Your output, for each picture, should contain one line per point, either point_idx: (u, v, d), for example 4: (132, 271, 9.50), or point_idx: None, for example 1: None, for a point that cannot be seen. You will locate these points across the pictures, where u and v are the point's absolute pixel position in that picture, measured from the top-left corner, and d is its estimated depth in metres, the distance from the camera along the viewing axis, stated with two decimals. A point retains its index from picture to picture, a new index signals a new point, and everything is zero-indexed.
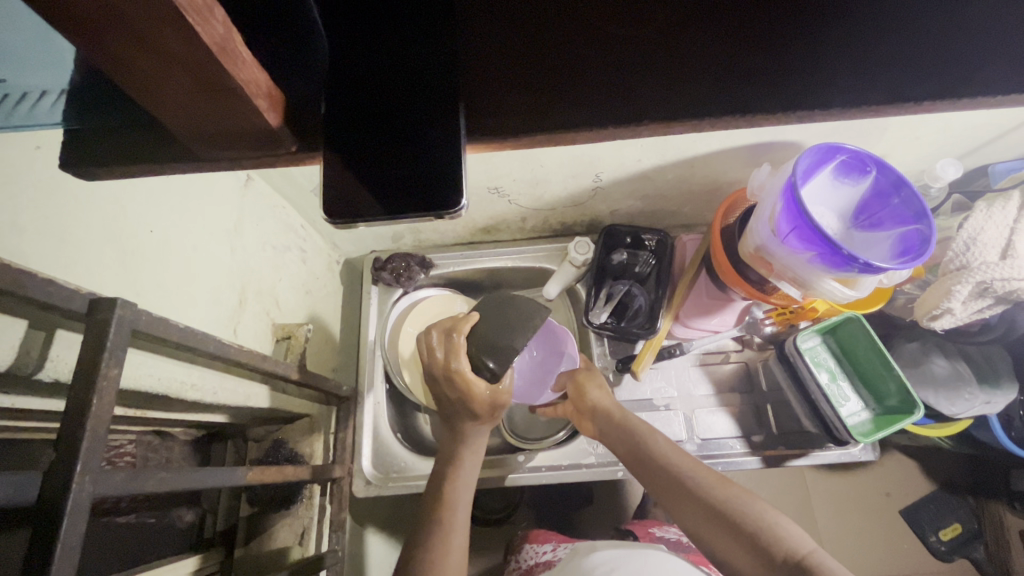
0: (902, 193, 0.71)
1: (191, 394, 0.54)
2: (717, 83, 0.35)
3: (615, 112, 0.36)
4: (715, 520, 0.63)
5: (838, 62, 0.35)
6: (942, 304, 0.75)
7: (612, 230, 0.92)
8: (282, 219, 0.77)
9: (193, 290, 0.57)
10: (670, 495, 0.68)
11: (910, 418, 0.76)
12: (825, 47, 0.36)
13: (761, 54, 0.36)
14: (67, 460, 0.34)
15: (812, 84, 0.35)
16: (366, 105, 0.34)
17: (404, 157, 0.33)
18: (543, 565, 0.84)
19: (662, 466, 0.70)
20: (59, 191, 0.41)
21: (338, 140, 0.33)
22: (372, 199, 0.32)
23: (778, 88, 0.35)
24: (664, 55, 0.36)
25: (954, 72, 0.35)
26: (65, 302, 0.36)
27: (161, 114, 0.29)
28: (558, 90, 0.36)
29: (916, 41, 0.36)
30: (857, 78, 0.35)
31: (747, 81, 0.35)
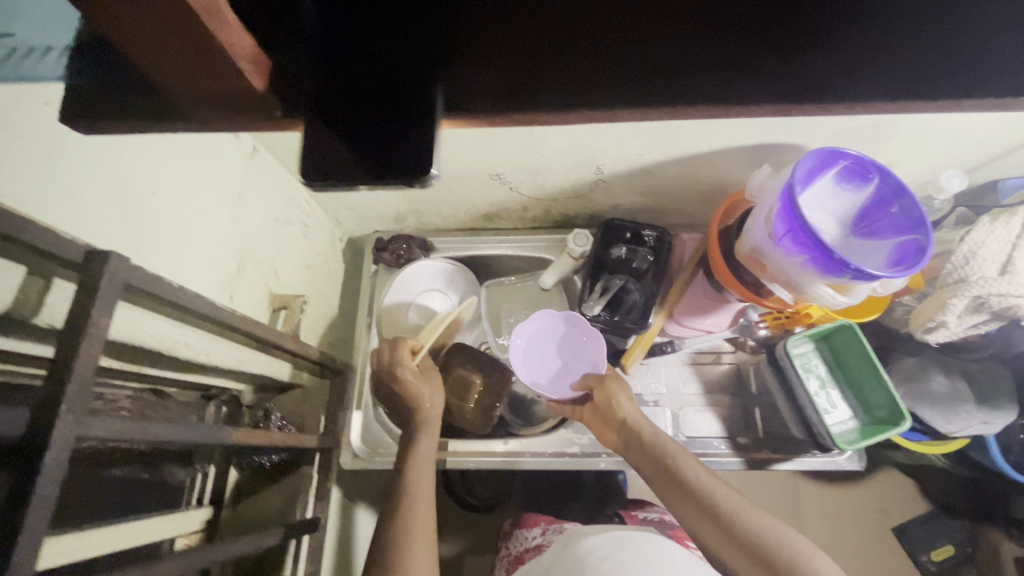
0: (902, 201, 0.70)
1: (184, 352, 0.56)
2: (726, 70, 0.33)
3: (611, 92, 0.33)
4: (742, 550, 0.64)
5: (862, 55, 0.33)
6: (936, 317, 0.74)
7: (612, 224, 0.93)
8: (286, 192, 0.79)
9: (192, 256, 0.59)
10: (700, 522, 0.67)
11: (898, 428, 0.76)
12: (849, 37, 0.33)
13: (778, 40, 0.33)
14: (52, 400, 0.36)
15: (828, 75, 0.33)
16: (343, 56, 0.32)
17: (379, 125, 0.31)
18: (532, 553, 0.86)
19: (688, 491, 0.69)
20: (60, 144, 0.43)
21: (313, 94, 0.32)
22: (342, 166, 0.31)
23: (789, 74, 0.33)
24: (673, 36, 0.33)
25: (993, 72, 0.32)
26: (61, 250, 0.38)
27: (147, 67, 0.29)
28: (542, 73, 0.33)
29: (951, 36, 0.33)
30: (871, 72, 0.33)
31: (753, 69, 0.33)
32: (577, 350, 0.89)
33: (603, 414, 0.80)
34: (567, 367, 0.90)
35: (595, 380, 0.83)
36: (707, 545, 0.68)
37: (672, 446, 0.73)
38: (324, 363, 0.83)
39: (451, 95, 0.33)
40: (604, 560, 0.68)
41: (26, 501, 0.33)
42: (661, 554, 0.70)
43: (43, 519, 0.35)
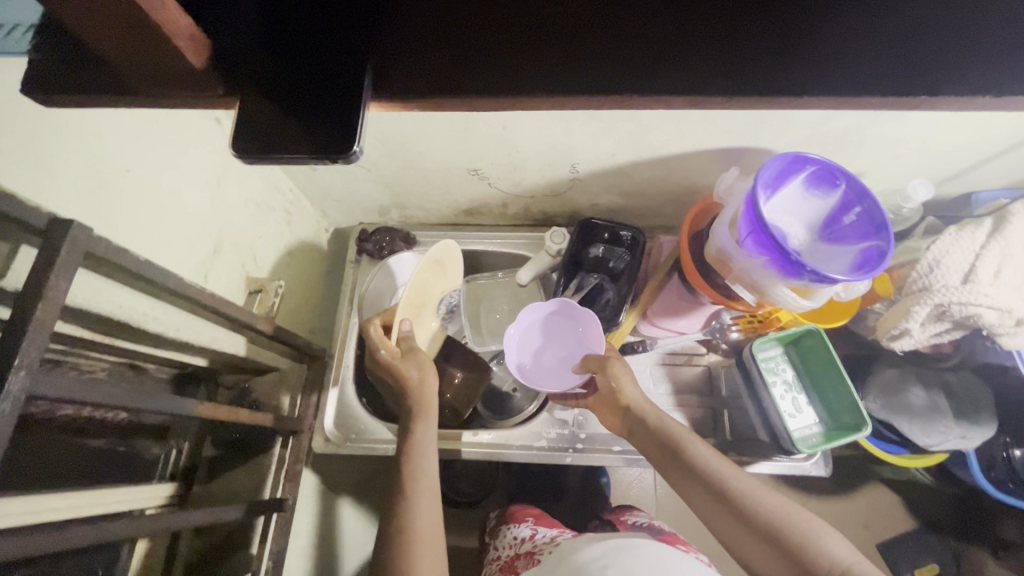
0: (864, 205, 0.71)
1: (151, 325, 0.59)
2: (663, 65, 0.37)
3: (551, 73, 0.37)
4: (748, 527, 0.64)
5: (816, 58, 0.37)
6: (900, 324, 0.75)
7: (589, 223, 0.94)
8: (269, 180, 0.82)
9: (166, 233, 0.61)
10: (707, 502, 0.68)
11: (861, 434, 0.78)
12: (784, 48, 0.37)
13: (719, 38, 0.37)
14: (6, 355, 0.38)
15: (777, 73, 0.37)
16: (284, 34, 0.34)
17: (308, 98, 0.34)
18: (519, 557, 0.85)
19: (692, 471, 0.70)
20: (34, 119, 0.45)
21: (266, 69, 0.34)
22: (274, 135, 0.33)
23: (731, 71, 0.37)
24: (620, 32, 0.37)
25: (928, 75, 0.38)
26: (24, 216, 0.40)
27: (96, 43, 0.31)
28: (472, 55, 0.37)
29: (888, 41, 0.37)
30: (807, 77, 0.38)
31: (695, 57, 0.37)
32: (572, 336, 0.88)
33: (608, 400, 0.82)
34: (565, 354, 0.89)
35: (595, 363, 0.82)
36: (712, 525, 0.68)
37: (676, 428, 0.75)
38: (299, 347, 0.85)
39: (383, 81, 0.36)
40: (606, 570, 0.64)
41: None
42: (664, 561, 0.66)
43: None
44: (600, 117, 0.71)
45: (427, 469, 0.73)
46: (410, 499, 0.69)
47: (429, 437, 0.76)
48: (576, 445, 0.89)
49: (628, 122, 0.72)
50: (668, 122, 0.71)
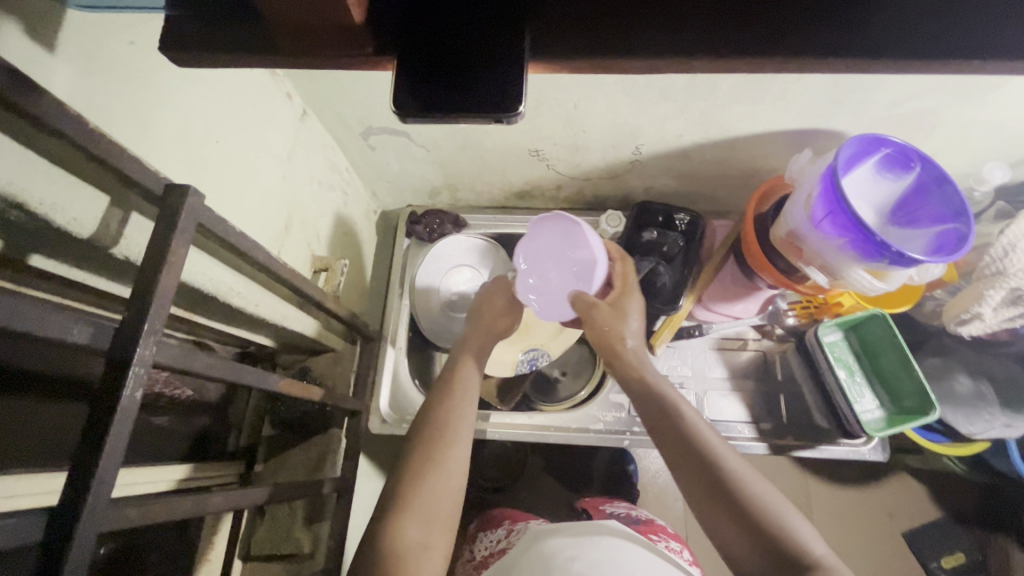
0: (943, 189, 0.70)
1: (236, 301, 0.58)
2: (722, 23, 0.33)
3: (656, 30, 0.33)
4: (723, 505, 0.59)
5: (859, 19, 0.33)
6: (971, 309, 0.75)
7: (646, 207, 0.93)
8: (329, 158, 0.81)
9: (247, 208, 0.61)
10: (688, 469, 0.62)
11: (925, 419, 0.76)
12: (852, 5, 0.33)
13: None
14: (136, 319, 0.38)
15: (877, 32, 0.33)
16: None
17: (453, 64, 0.32)
18: (494, 554, 0.78)
19: (688, 439, 0.63)
20: (148, 83, 0.44)
21: (414, 18, 0.32)
22: (410, 93, 0.32)
23: (830, 25, 0.33)
24: None
25: (1003, 41, 0.32)
26: (147, 181, 0.39)
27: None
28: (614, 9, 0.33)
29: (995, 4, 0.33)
30: (910, 32, 0.33)
31: (801, 15, 0.33)
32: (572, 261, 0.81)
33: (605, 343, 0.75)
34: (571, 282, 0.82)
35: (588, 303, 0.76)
36: (693, 501, 0.61)
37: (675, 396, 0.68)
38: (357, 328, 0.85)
39: (539, 37, 0.33)
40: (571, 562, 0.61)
41: (111, 415, 0.36)
42: (629, 558, 0.63)
43: (119, 430, 0.37)
44: (674, 96, 0.70)
45: (466, 420, 0.65)
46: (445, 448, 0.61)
47: (467, 383, 0.70)
48: (633, 428, 0.89)
49: (703, 102, 0.70)
50: (744, 102, 0.70)
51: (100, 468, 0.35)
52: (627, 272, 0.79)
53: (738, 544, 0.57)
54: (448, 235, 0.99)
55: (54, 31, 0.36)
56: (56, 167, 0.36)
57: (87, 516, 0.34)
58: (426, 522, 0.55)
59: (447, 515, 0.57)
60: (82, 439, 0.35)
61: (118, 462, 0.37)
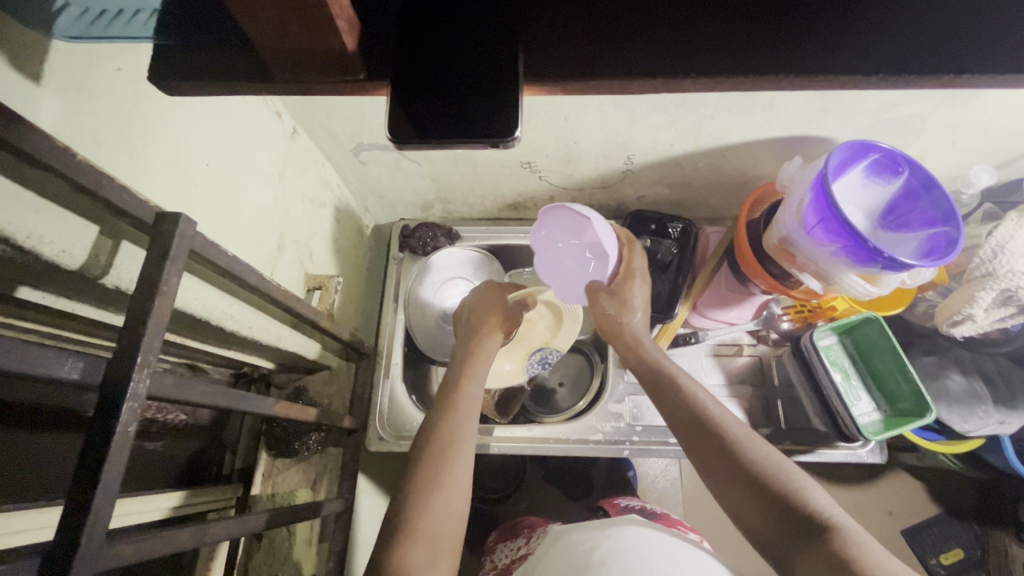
0: (932, 193, 0.71)
1: (229, 324, 0.57)
2: (711, 42, 0.33)
3: (647, 53, 0.33)
4: (727, 464, 0.58)
5: (845, 33, 0.33)
6: (963, 310, 0.75)
7: (639, 215, 0.94)
8: (320, 175, 0.80)
9: (238, 230, 0.60)
10: (690, 433, 0.62)
11: (922, 420, 0.77)
12: (836, 22, 0.33)
13: (804, 10, 0.33)
14: (131, 351, 0.38)
15: (861, 47, 0.33)
16: (414, 26, 0.33)
17: (447, 90, 0.32)
18: (516, 560, 0.77)
19: (691, 409, 0.64)
20: (136, 111, 0.44)
21: (408, 46, 0.32)
22: (409, 122, 0.32)
23: (814, 43, 0.33)
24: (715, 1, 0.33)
25: (986, 53, 0.33)
26: (137, 211, 0.39)
27: (242, 20, 0.30)
28: (601, 31, 0.34)
29: (970, 22, 0.33)
30: (893, 47, 0.33)
31: (784, 34, 0.33)
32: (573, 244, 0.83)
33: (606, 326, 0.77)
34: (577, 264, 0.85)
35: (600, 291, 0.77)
36: (705, 473, 0.60)
37: (680, 375, 0.68)
38: (352, 344, 0.84)
39: (533, 62, 0.34)
40: (591, 552, 0.61)
41: (105, 452, 0.35)
42: (648, 541, 0.62)
43: (116, 464, 0.36)
44: (664, 107, 0.70)
45: (467, 438, 0.63)
46: (446, 468, 0.59)
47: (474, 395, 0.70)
48: (632, 437, 0.89)
49: (693, 112, 0.71)
50: (734, 111, 0.70)
51: (96, 506, 0.34)
52: (633, 256, 0.78)
53: (744, 504, 0.56)
54: (442, 249, 0.99)
55: (39, 61, 0.36)
56: (42, 200, 0.35)
57: (82, 557, 0.34)
58: (428, 545, 0.53)
59: (448, 542, 0.55)
60: (77, 477, 0.35)
61: (114, 497, 0.36)
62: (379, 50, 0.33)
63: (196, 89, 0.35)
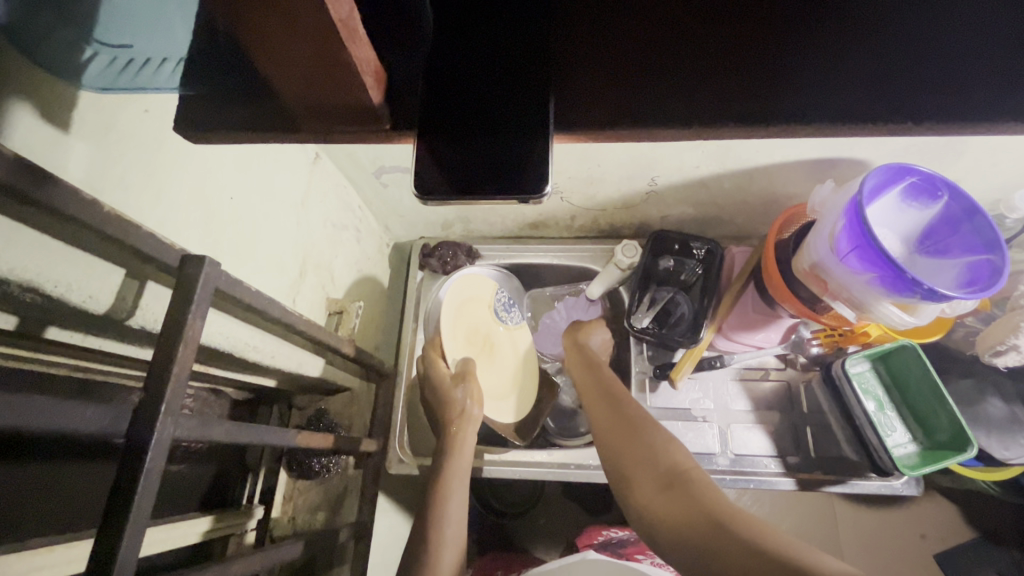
0: (974, 220, 0.68)
1: (252, 355, 0.57)
2: (745, 95, 0.33)
3: (682, 102, 0.33)
4: (643, 464, 0.61)
5: (884, 86, 0.33)
6: (1007, 340, 0.72)
7: (661, 235, 0.91)
8: (343, 198, 0.81)
9: (261, 259, 0.60)
10: (618, 438, 0.66)
11: (963, 456, 0.73)
12: (875, 71, 0.33)
13: (840, 62, 0.33)
14: (154, 398, 0.38)
15: (899, 95, 0.32)
16: (443, 78, 0.32)
17: (476, 140, 0.31)
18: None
19: (627, 417, 0.68)
20: (162, 152, 0.44)
21: (437, 99, 0.32)
22: (438, 174, 0.31)
23: (852, 92, 0.33)
24: (747, 55, 0.33)
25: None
26: (163, 255, 0.39)
27: (268, 74, 0.29)
28: (636, 81, 0.33)
29: (1014, 71, 0.32)
30: (932, 97, 0.32)
31: (818, 82, 0.33)
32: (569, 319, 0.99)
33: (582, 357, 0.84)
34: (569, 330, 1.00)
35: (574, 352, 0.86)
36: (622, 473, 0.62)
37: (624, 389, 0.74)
38: (372, 367, 0.83)
39: (564, 107, 0.33)
40: None
41: (129, 502, 0.35)
42: None
43: (141, 513, 0.36)
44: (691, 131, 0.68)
45: (454, 518, 0.67)
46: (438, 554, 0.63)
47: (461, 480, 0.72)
48: None
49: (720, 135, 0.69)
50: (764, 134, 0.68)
51: (119, 559, 0.34)
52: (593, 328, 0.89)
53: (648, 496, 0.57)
54: (462, 267, 0.98)
55: (70, 110, 0.36)
56: (70, 248, 0.36)
57: None
58: None
59: None
60: (101, 529, 0.34)
61: (137, 547, 0.36)
62: (407, 100, 0.33)
63: (224, 136, 0.36)
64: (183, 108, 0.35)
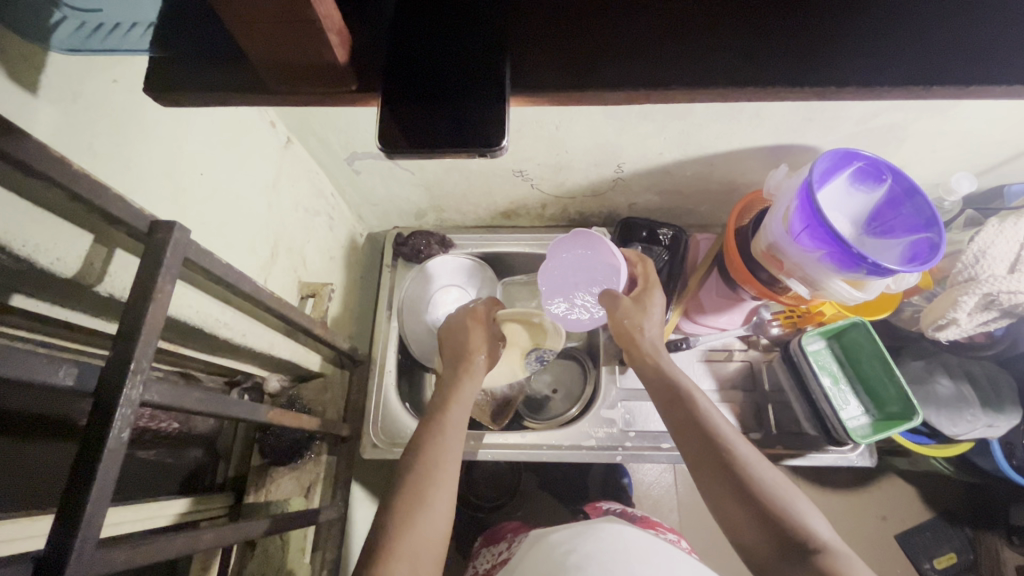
0: (915, 201, 0.72)
1: (223, 332, 0.57)
2: (691, 57, 0.35)
3: (641, 63, 0.35)
4: (737, 497, 0.59)
5: (821, 50, 0.35)
6: (947, 315, 0.77)
7: (629, 223, 0.95)
8: (315, 184, 0.81)
9: (233, 238, 0.61)
10: (700, 458, 0.63)
11: (910, 423, 0.78)
12: (817, 33, 0.35)
13: (784, 23, 0.35)
14: (124, 357, 0.38)
15: (837, 55, 0.35)
16: (408, 43, 0.34)
17: (437, 101, 0.33)
18: (498, 566, 0.77)
19: (704, 427, 0.64)
20: (132, 124, 0.44)
21: (400, 61, 0.34)
22: (398, 132, 0.33)
23: (796, 52, 0.35)
24: (698, 18, 0.35)
25: (950, 68, 0.34)
26: (132, 219, 0.39)
27: (238, 35, 0.31)
28: (591, 44, 0.35)
29: (942, 32, 0.35)
30: (867, 58, 0.35)
31: (763, 43, 0.35)
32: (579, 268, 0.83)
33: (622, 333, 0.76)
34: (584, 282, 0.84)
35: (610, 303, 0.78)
36: (709, 494, 0.62)
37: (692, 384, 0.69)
38: (345, 352, 0.84)
39: (524, 69, 0.35)
40: (566, 555, 0.60)
41: (99, 458, 0.35)
42: (620, 539, 0.62)
43: (112, 469, 0.36)
44: (653, 117, 0.71)
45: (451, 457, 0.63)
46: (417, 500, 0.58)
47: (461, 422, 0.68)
48: (625, 443, 0.89)
49: (680, 121, 0.72)
50: (721, 120, 0.72)
51: (89, 514, 0.35)
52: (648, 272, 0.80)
53: (746, 529, 0.58)
54: (435, 257, 0.98)
55: (36, 73, 0.37)
56: (37, 209, 0.36)
57: (75, 564, 0.34)
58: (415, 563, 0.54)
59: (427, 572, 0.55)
60: (69, 485, 0.35)
61: (108, 504, 0.36)
62: (373, 66, 0.35)
63: (190, 99, 0.36)
64: (151, 71, 0.35)
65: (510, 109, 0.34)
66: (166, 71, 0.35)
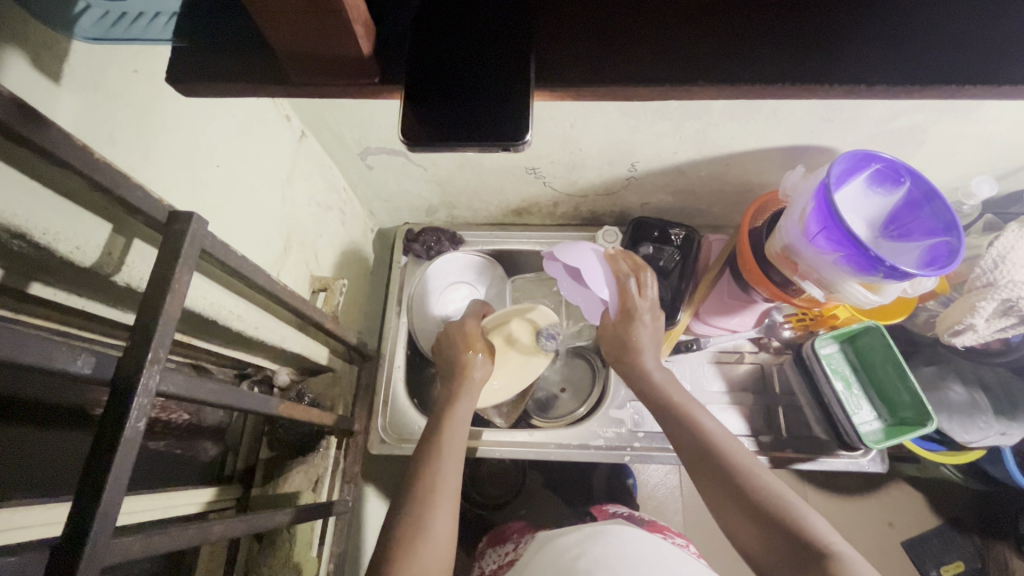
0: (934, 204, 0.71)
1: (236, 324, 0.57)
2: (716, 54, 0.34)
3: (665, 60, 0.34)
4: (737, 505, 0.59)
5: (847, 49, 0.34)
6: (964, 320, 0.76)
7: (640, 222, 0.94)
8: (328, 178, 0.81)
9: (248, 230, 0.61)
10: (701, 470, 0.63)
11: (923, 429, 0.77)
12: (844, 32, 0.34)
13: (812, 21, 0.34)
14: (141, 347, 0.38)
15: (865, 56, 0.34)
16: (433, 36, 0.34)
17: (460, 95, 0.33)
18: (504, 566, 0.76)
19: (700, 438, 0.65)
20: (152, 114, 0.44)
21: (423, 53, 0.33)
22: (418, 123, 0.33)
23: (822, 51, 0.34)
24: (724, 15, 0.35)
25: (981, 69, 0.34)
26: (152, 208, 0.39)
27: (262, 25, 0.30)
28: (614, 40, 0.35)
29: (972, 33, 0.34)
30: (895, 58, 0.34)
31: (788, 42, 0.34)
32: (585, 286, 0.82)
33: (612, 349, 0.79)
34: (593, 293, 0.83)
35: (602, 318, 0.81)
36: (713, 504, 0.62)
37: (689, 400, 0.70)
38: (355, 346, 0.84)
39: (547, 64, 0.35)
40: (575, 560, 0.60)
41: (116, 447, 0.35)
42: (630, 542, 0.62)
43: (127, 459, 0.36)
44: (669, 116, 0.71)
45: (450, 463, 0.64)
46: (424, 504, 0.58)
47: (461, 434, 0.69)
48: (634, 444, 0.89)
49: (696, 120, 0.71)
50: (738, 119, 0.71)
51: (104, 503, 0.35)
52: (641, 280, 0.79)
53: (750, 537, 0.57)
54: (446, 253, 0.99)
55: (59, 62, 0.37)
56: (58, 197, 0.36)
57: (92, 551, 0.34)
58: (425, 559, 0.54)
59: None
60: (85, 473, 0.35)
61: (123, 493, 0.36)
62: (396, 59, 0.34)
63: (212, 90, 0.36)
64: (173, 61, 0.35)
65: (533, 104, 0.33)
66: (188, 61, 0.35)
